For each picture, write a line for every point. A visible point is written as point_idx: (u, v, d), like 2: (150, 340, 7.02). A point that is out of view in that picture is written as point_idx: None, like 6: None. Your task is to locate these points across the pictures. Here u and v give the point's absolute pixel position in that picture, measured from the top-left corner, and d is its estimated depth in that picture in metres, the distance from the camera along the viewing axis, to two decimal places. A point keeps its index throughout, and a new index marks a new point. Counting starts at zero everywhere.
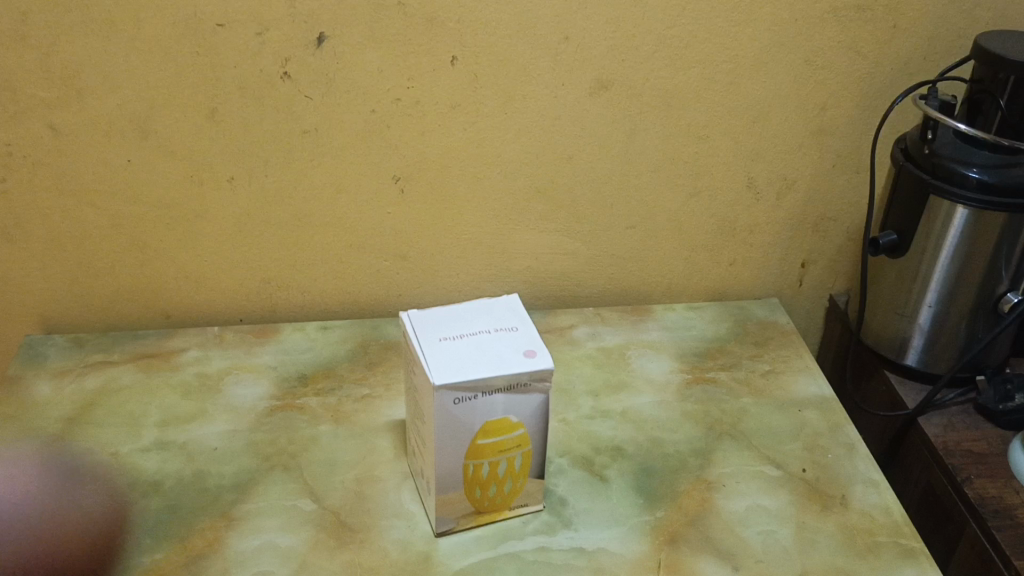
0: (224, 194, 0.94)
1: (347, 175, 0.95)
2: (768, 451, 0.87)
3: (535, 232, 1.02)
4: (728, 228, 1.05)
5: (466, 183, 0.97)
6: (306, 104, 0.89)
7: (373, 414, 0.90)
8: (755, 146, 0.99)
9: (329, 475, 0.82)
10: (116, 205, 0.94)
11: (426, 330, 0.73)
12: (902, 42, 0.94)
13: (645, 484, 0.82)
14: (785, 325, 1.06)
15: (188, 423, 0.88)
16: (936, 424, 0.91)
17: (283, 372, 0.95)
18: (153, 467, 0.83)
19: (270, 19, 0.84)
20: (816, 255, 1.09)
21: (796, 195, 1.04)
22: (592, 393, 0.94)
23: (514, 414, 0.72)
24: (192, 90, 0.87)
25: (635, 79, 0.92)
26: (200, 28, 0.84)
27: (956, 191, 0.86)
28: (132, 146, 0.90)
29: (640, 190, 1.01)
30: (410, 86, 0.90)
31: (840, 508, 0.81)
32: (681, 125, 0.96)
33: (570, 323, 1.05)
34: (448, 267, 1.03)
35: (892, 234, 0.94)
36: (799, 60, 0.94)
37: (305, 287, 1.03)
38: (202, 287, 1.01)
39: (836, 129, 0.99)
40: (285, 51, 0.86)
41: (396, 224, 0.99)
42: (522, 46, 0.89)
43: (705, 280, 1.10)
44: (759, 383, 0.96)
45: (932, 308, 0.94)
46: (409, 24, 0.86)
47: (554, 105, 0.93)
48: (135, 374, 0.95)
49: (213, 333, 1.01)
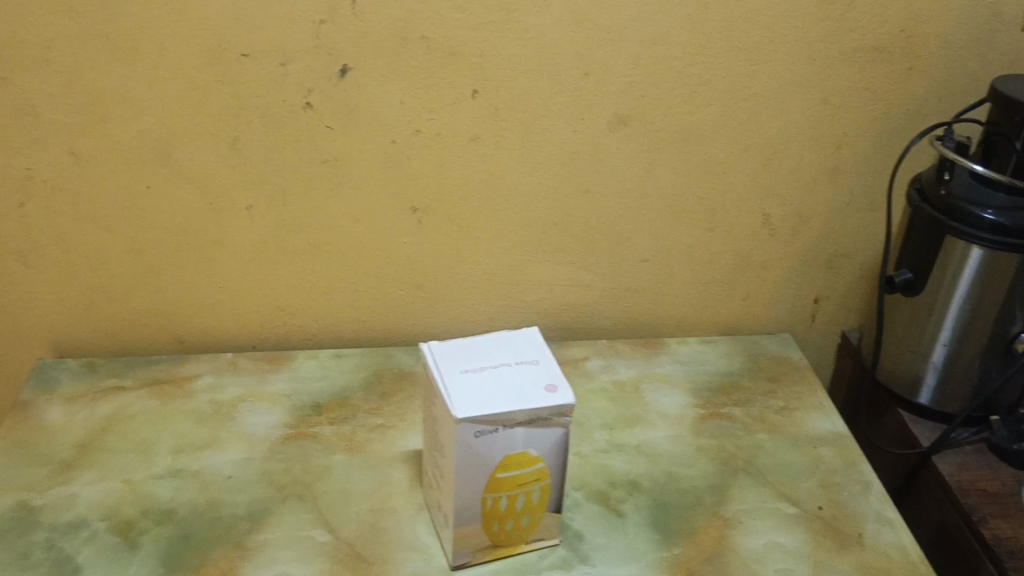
0: (241, 222, 0.95)
1: (365, 205, 0.95)
2: (783, 488, 0.87)
3: (549, 264, 1.03)
4: (741, 263, 1.06)
5: (483, 215, 0.98)
6: (327, 135, 0.90)
7: (388, 444, 0.90)
8: (770, 182, 1.00)
9: (344, 506, 0.82)
10: (133, 231, 0.94)
11: (447, 362, 0.73)
12: (917, 84, 0.95)
13: (661, 520, 0.82)
14: (797, 361, 1.06)
15: (201, 451, 0.88)
16: (951, 462, 0.91)
17: (298, 400, 0.95)
18: (166, 495, 0.82)
19: (295, 50, 0.85)
20: (829, 291, 1.10)
21: (810, 232, 1.04)
22: (607, 426, 0.94)
23: (534, 448, 0.72)
24: (214, 119, 0.88)
25: (653, 114, 0.93)
26: (225, 58, 0.85)
27: (970, 232, 0.87)
28: (152, 173, 0.91)
29: (654, 224, 1.01)
30: (431, 118, 0.90)
31: (856, 547, 0.80)
32: (697, 161, 0.97)
33: (583, 356, 1.05)
34: (462, 298, 1.04)
35: (907, 273, 0.94)
36: (815, 99, 0.95)
37: (319, 315, 1.03)
38: (217, 313, 1.01)
39: (851, 167, 1.00)
40: (308, 83, 0.87)
41: (413, 254, 0.99)
42: (541, 81, 0.90)
43: (718, 315, 1.10)
44: (774, 419, 0.96)
45: (946, 346, 0.94)
46: (432, 58, 0.87)
47: (572, 139, 0.94)
48: (147, 401, 0.94)
49: (227, 359, 1.01)
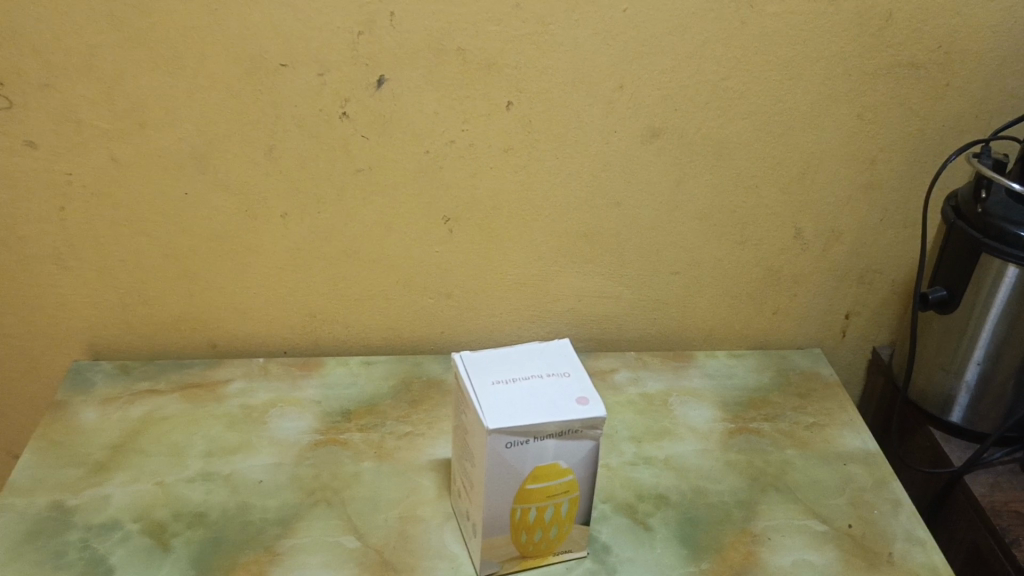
0: (275, 229, 0.96)
1: (398, 214, 0.96)
2: (813, 505, 0.86)
3: (579, 275, 1.03)
4: (772, 277, 1.05)
5: (514, 225, 0.98)
6: (362, 144, 0.91)
7: (416, 452, 0.90)
8: (802, 197, 1.00)
9: (373, 513, 0.82)
10: (170, 236, 0.96)
11: (479, 372, 0.73)
12: (953, 100, 0.95)
13: (689, 535, 0.82)
14: (828, 376, 1.06)
15: (232, 455, 0.89)
16: (983, 483, 0.90)
17: (327, 407, 0.96)
18: (198, 498, 0.83)
19: (333, 61, 0.86)
20: (860, 306, 1.09)
21: (842, 247, 1.04)
22: (635, 439, 0.93)
23: (564, 460, 0.72)
24: (251, 127, 0.89)
25: (686, 128, 0.93)
26: (264, 67, 0.86)
27: (1007, 250, 0.85)
28: (190, 180, 0.92)
29: (685, 237, 1.01)
30: (465, 129, 0.91)
31: (887, 566, 0.79)
32: (730, 174, 0.97)
33: (611, 367, 1.05)
34: (491, 307, 1.04)
35: (941, 290, 0.93)
36: (850, 114, 0.94)
37: (350, 322, 1.04)
38: (249, 318, 1.02)
39: (885, 183, 0.99)
40: (344, 92, 0.88)
41: (443, 262, 1.00)
42: (575, 93, 0.90)
43: (747, 328, 1.09)
44: (803, 435, 0.96)
45: (979, 365, 0.93)
46: (467, 69, 0.88)
47: (605, 151, 0.94)
48: (180, 404, 0.95)
49: (258, 364, 1.02)
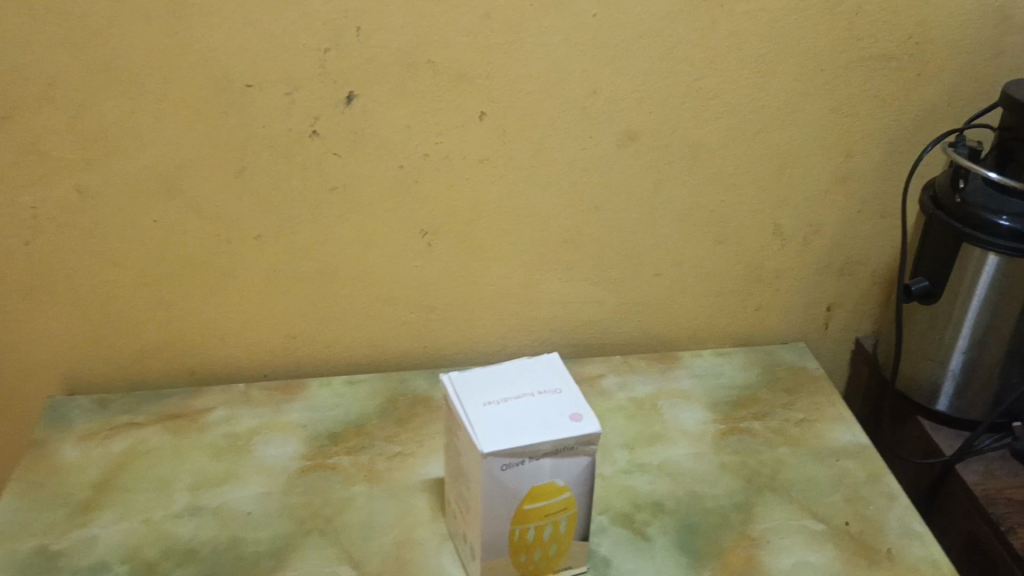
0: (250, 252, 0.94)
1: (375, 230, 0.94)
2: (810, 504, 0.86)
3: (562, 282, 1.02)
4: (754, 274, 1.05)
5: (493, 235, 0.97)
6: (334, 162, 0.89)
7: (407, 472, 0.89)
8: (781, 193, 0.99)
9: (368, 539, 0.81)
10: (142, 264, 0.93)
11: (470, 393, 0.72)
12: (926, 89, 0.95)
13: (688, 542, 0.81)
14: (814, 370, 1.06)
15: (220, 486, 0.87)
16: (975, 471, 0.90)
17: (313, 430, 0.94)
18: (188, 534, 0.81)
19: (300, 79, 0.84)
20: (843, 298, 1.09)
21: (823, 240, 1.04)
22: (627, 446, 0.93)
23: (561, 478, 0.71)
24: (220, 150, 0.87)
25: (662, 130, 0.93)
26: (229, 89, 0.84)
27: (987, 239, 0.86)
28: (160, 207, 0.90)
29: (665, 238, 1.00)
30: (439, 141, 0.89)
31: (887, 563, 0.79)
32: (708, 174, 0.96)
33: (599, 372, 1.04)
34: (474, 318, 1.03)
35: (924, 281, 0.93)
36: (825, 108, 0.94)
37: (331, 342, 1.02)
38: (228, 343, 1.00)
39: (862, 176, 0.99)
40: (314, 111, 0.86)
41: (423, 276, 0.98)
42: (549, 100, 0.89)
43: (731, 325, 1.09)
44: (795, 432, 0.96)
45: (965, 353, 0.94)
46: (438, 81, 0.86)
47: (581, 157, 0.93)
48: (162, 437, 0.93)
49: (239, 390, 1.00)
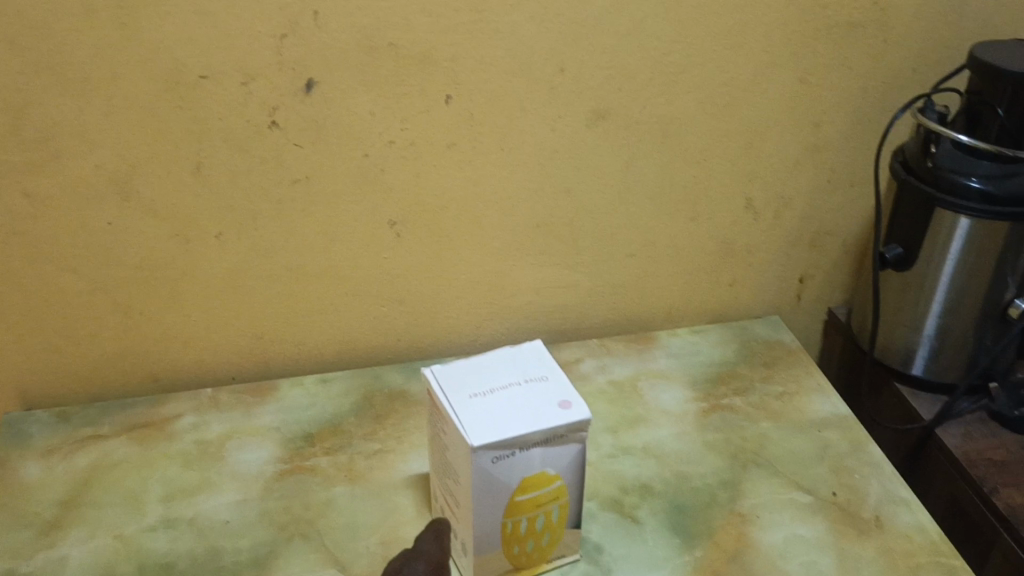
0: (212, 251, 0.90)
1: (341, 223, 0.91)
2: (796, 477, 0.86)
3: (535, 267, 1.00)
4: (727, 249, 1.04)
5: (463, 222, 0.94)
6: (296, 153, 0.86)
7: (389, 470, 0.86)
8: (750, 166, 0.98)
9: (353, 541, 0.78)
10: (98, 269, 0.89)
11: (454, 386, 0.70)
12: (891, 56, 0.94)
13: (678, 522, 0.80)
14: (789, 343, 1.06)
15: (194, 496, 0.83)
16: (954, 434, 0.91)
17: (288, 432, 0.91)
18: (163, 547, 0.78)
19: (257, 68, 0.80)
20: (814, 270, 1.09)
21: (793, 212, 1.03)
22: (610, 429, 0.92)
23: (552, 467, 0.69)
24: (176, 146, 0.83)
25: (631, 107, 0.91)
26: (183, 81, 0.80)
27: (959, 202, 0.86)
28: (115, 208, 0.86)
29: (637, 217, 0.99)
30: (404, 128, 0.87)
31: (876, 531, 0.79)
32: (679, 150, 0.95)
33: (576, 357, 1.02)
34: (447, 309, 1.00)
35: (897, 248, 0.94)
36: (792, 79, 0.93)
37: (300, 340, 0.99)
38: (193, 347, 0.97)
39: (830, 145, 0.99)
40: (272, 101, 0.82)
41: (394, 268, 0.96)
42: (515, 81, 0.87)
43: (706, 302, 1.08)
44: (775, 406, 0.95)
45: (939, 318, 0.94)
46: (401, 65, 0.83)
47: (551, 139, 0.91)
48: (129, 448, 0.89)
49: (207, 395, 0.97)
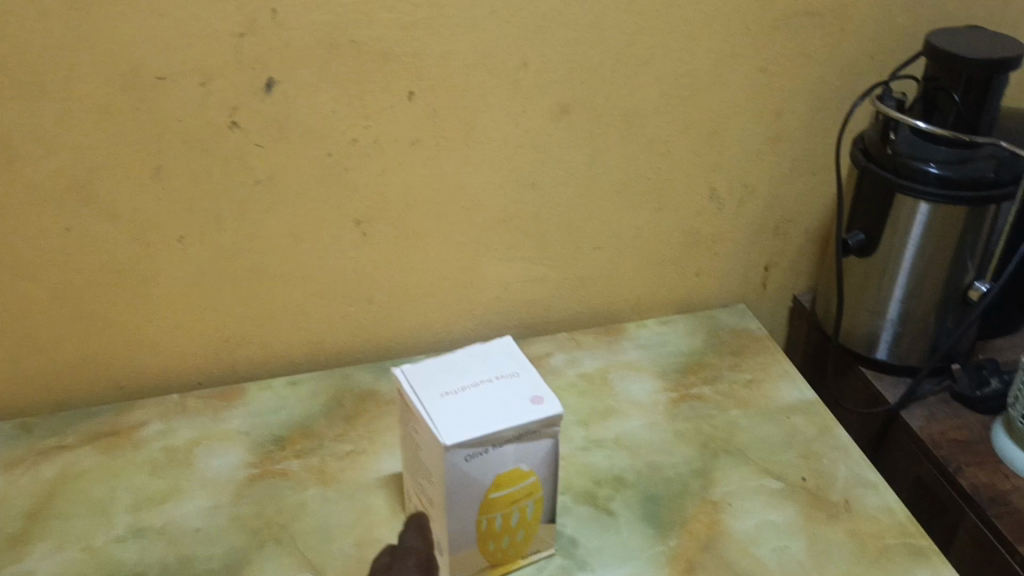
0: (174, 255, 0.89)
1: (306, 223, 0.90)
2: (766, 463, 0.87)
3: (502, 262, 1.00)
4: (692, 239, 1.05)
5: (429, 219, 0.94)
6: (258, 154, 0.85)
7: (361, 470, 0.86)
8: (714, 157, 0.99)
9: (326, 544, 0.78)
10: (57, 276, 0.87)
11: (425, 385, 0.69)
12: (849, 44, 0.95)
13: (652, 513, 0.81)
14: (756, 331, 1.07)
15: (163, 504, 0.82)
16: (919, 415, 0.93)
17: (257, 436, 0.90)
18: (133, 557, 0.77)
19: (215, 68, 0.79)
20: (778, 258, 1.10)
21: (756, 201, 1.04)
22: (582, 422, 0.92)
23: (525, 463, 0.69)
24: (134, 148, 0.82)
25: (594, 100, 0.91)
26: (139, 83, 0.78)
27: (918, 188, 0.87)
28: (73, 214, 0.84)
29: (603, 209, 0.99)
30: (367, 125, 0.86)
31: (845, 514, 0.81)
32: (643, 142, 0.96)
33: (546, 351, 1.03)
34: (415, 306, 1.00)
35: (860, 234, 0.95)
36: (753, 69, 0.94)
37: (267, 342, 0.98)
38: (158, 352, 0.95)
39: (791, 134, 1.00)
40: (232, 101, 0.81)
41: (361, 267, 0.95)
42: (478, 76, 0.86)
43: (673, 293, 1.09)
44: (744, 394, 0.96)
45: (901, 302, 0.96)
46: (362, 62, 0.82)
47: (515, 133, 0.91)
48: (95, 457, 0.88)
49: (173, 401, 0.95)
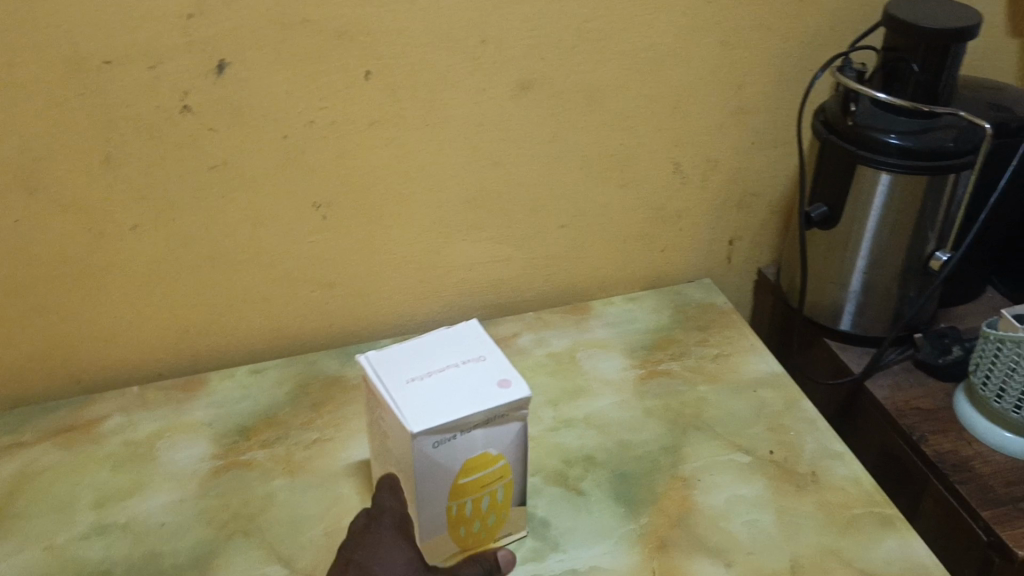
0: (129, 245, 0.86)
1: (264, 208, 0.88)
2: (734, 438, 0.87)
3: (467, 243, 0.98)
4: (657, 215, 1.05)
5: (391, 201, 0.92)
6: (212, 138, 0.82)
7: (329, 458, 0.85)
8: (677, 132, 0.98)
9: (295, 534, 0.77)
10: (7, 269, 0.85)
11: (391, 371, 0.68)
12: (809, 16, 0.95)
13: (623, 491, 0.81)
14: (722, 305, 1.07)
15: (127, 499, 0.81)
16: (883, 385, 0.93)
17: (222, 427, 0.88)
18: (97, 555, 0.75)
19: (164, 50, 0.76)
20: (742, 231, 1.10)
21: (720, 175, 1.04)
22: (551, 402, 0.92)
23: (494, 447, 0.68)
24: (82, 136, 0.79)
25: (555, 76, 0.90)
26: (84, 67, 0.75)
27: (879, 158, 0.87)
28: (21, 205, 0.81)
29: (567, 187, 0.98)
30: (323, 107, 0.84)
31: (813, 486, 0.81)
32: (605, 118, 0.95)
33: (513, 332, 1.02)
34: (380, 290, 0.98)
35: (823, 207, 0.95)
36: (715, 41, 0.93)
37: (229, 331, 0.96)
38: (116, 344, 0.93)
39: (753, 107, 1.00)
40: (183, 84, 0.79)
41: (322, 251, 0.93)
42: (437, 55, 0.84)
43: (639, 269, 1.09)
44: (712, 368, 0.96)
45: (864, 273, 0.96)
46: (317, 42, 0.80)
47: (476, 112, 0.89)
48: (55, 454, 0.86)
49: (134, 394, 0.93)
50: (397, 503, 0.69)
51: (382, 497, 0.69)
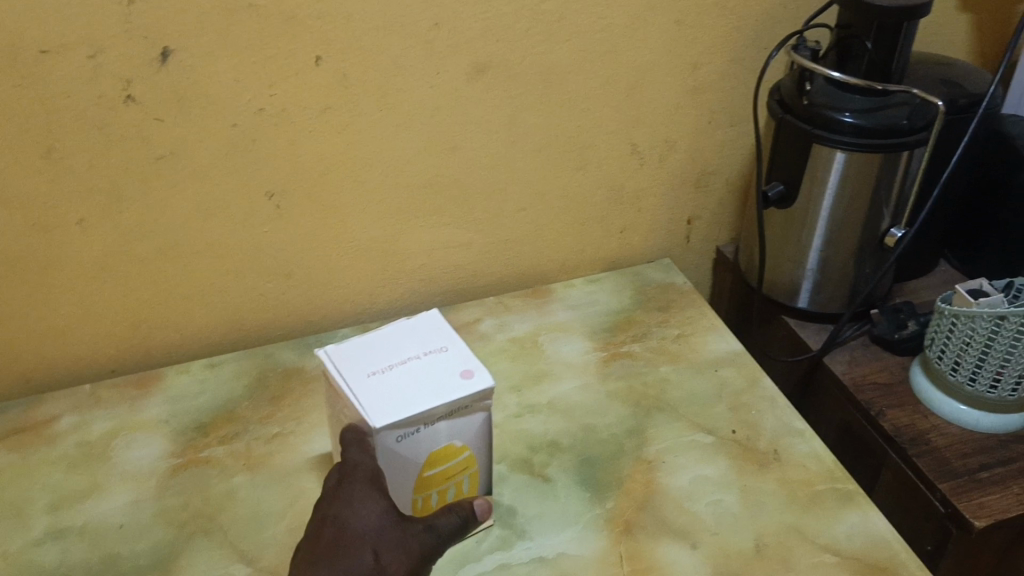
0: (75, 239, 0.84)
1: (216, 199, 0.86)
2: (697, 418, 0.87)
3: (425, 229, 0.97)
4: (616, 196, 1.04)
5: (346, 188, 0.91)
6: (158, 128, 0.80)
7: (290, 452, 0.83)
8: (634, 112, 0.98)
9: (258, 532, 0.75)
10: None
11: (351, 365, 0.67)
12: None
13: (588, 476, 0.81)
14: (682, 285, 1.07)
15: (82, 502, 0.79)
16: (841, 361, 0.95)
17: (179, 424, 0.86)
18: (54, 560, 0.73)
19: (104, 38, 0.73)
20: (701, 211, 1.10)
21: (678, 155, 1.04)
22: (514, 388, 0.91)
23: (458, 439, 0.68)
24: (21, 128, 0.76)
25: (511, 59, 0.88)
26: (20, 57, 0.72)
27: (833, 137, 0.88)
28: None
29: (525, 170, 0.97)
30: (273, 93, 0.82)
31: (775, 464, 0.82)
32: (562, 100, 0.94)
33: (474, 317, 1.01)
34: (337, 279, 0.97)
35: (779, 186, 0.95)
36: (671, 21, 0.92)
37: (184, 325, 0.94)
38: (66, 342, 0.90)
39: (710, 87, 0.99)
40: (125, 73, 0.76)
41: (276, 241, 0.91)
42: (389, 38, 0.82)
43: (599, 250, 1.09)
44: (673, 349, 0.97)
45: (820, 251, 0.97)
46: (264, 27, 0.78)
47: (431, 96, 0.88)
48: (5, 456, 0.83)
49: (86, 392, 0.91)
50: (368, 458, 0.63)
51: (351, 452, 0.63)
